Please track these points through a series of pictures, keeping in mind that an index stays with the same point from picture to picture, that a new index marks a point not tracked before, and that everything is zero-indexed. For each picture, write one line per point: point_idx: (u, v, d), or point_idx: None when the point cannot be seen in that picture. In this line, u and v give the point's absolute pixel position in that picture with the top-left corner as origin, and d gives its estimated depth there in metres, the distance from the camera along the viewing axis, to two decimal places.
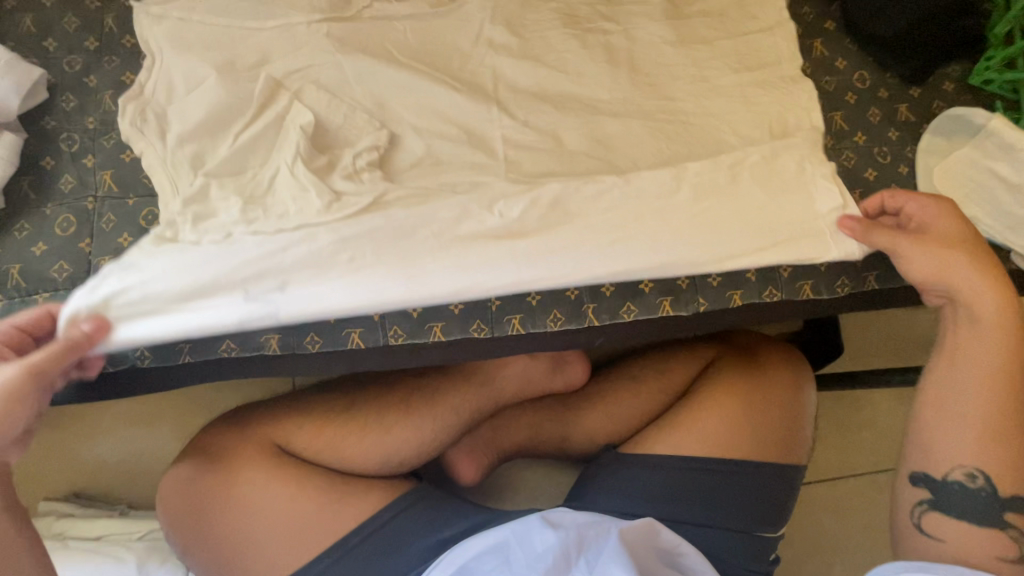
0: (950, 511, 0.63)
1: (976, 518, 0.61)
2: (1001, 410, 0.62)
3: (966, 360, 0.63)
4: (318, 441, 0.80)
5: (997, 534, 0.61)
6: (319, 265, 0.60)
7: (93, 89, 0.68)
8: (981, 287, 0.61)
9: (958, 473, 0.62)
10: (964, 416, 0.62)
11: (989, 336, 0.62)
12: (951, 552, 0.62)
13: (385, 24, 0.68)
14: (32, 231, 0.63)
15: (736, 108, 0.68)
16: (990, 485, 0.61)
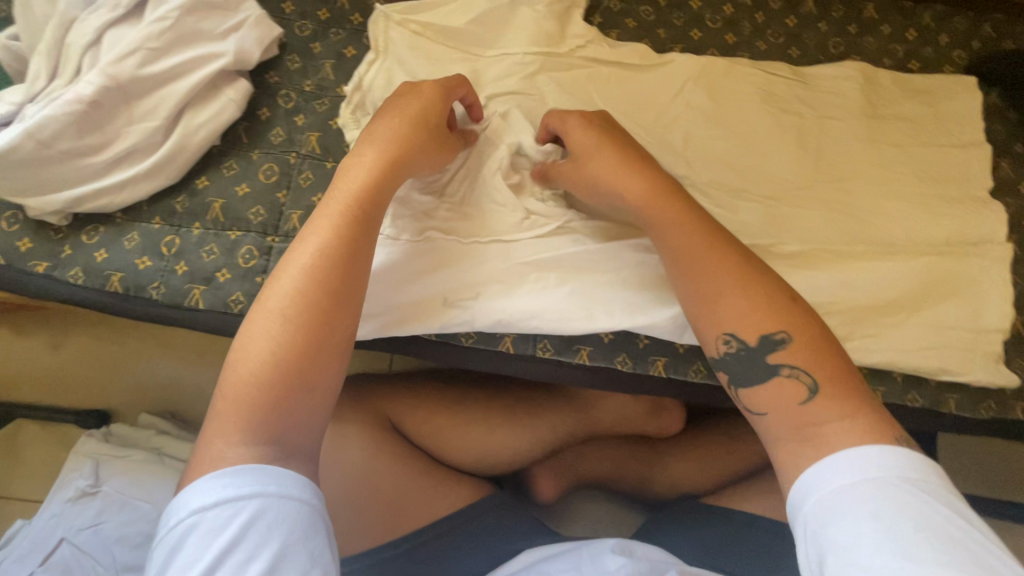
0: (751, 380, 0.51)
1: (765, 372, 0.50)
2: (720, 285, 0.52)
3: (663, 235, 0.56)
4: (427, 425, 0.84)
5: (779, 382, 0.49)
6: (506, 277, 0.63)
7: (316, 56, 0.72)
8: (616, 168, 0.58)
9: (721, 341, 0.52)
10: (719, 292, 0.52)
11: (669, 202, 0.56)
12: (781, 422, 0.48)
13: (593, 67, 0.72)
14: (238, 173, 0.67)
15: (914, 212, 0.69)
16: (746, 337, 0.51)
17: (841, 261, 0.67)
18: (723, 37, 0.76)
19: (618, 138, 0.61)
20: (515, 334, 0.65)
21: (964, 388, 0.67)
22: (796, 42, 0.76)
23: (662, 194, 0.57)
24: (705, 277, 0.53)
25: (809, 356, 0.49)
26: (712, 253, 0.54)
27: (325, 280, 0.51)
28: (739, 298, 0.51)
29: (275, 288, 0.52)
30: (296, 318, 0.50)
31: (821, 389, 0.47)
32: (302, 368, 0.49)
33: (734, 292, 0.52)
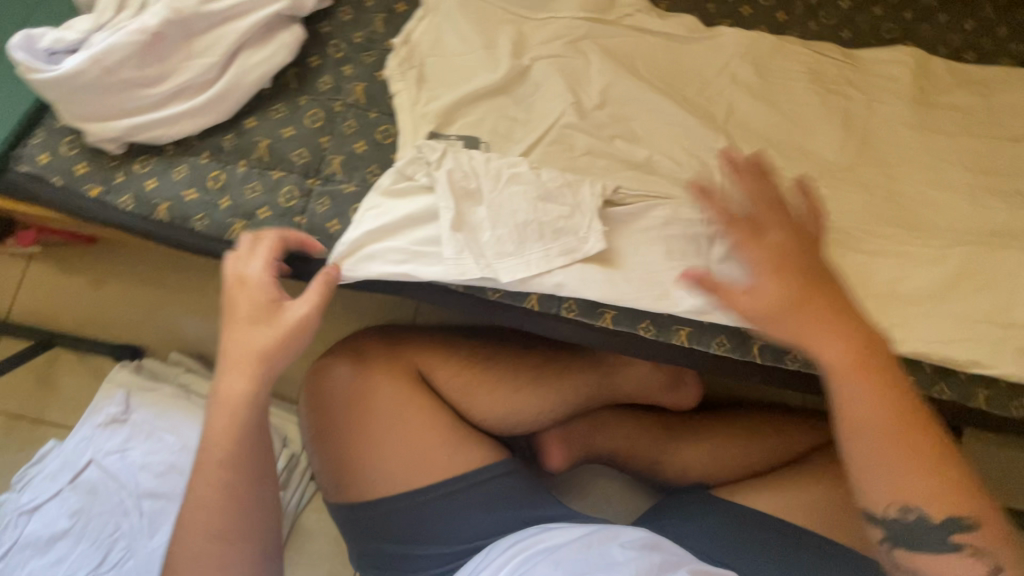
0: (913, 544, 0.58)
1: (942, 543, 0.57)
2: (880, 458, 0.58)
3: (847, 397, 0.59)
4: (451, 381, 0.85)
5: (959, 556, 0.57)
6: (518, 238, 0.64)
7: (368, 9, 0.74)
8: (835, 346, 0.59)
9: (889, 509, 0.58)
10: (872, 471, 0.58)
11: (860, 383, 0.59)
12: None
13: (639, 35, 0.73)
14: (285, 116, 0.70)
15: (951, 204, 0.68)
16: (927, 514, 0.57)
17: (874, 242, 0.67)
18: (774, 14, 0.75)
19: (810, 298, 0.59)
20: (541, 293, 0.65)
21: (995, 382, 0.65)
22: (848, 25, 0.75)
23: (857, 352, 0.59)
24: (882, 454, 0.58)
25: (970, 505, 0.57)
26: (866, 428, 0.58)
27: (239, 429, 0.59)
28: (918, 479, 0.57)
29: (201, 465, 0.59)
30: (218, 510, 0.59)
31: (978, 531, 0.56)
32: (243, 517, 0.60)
33: (924, 476, 0.57)
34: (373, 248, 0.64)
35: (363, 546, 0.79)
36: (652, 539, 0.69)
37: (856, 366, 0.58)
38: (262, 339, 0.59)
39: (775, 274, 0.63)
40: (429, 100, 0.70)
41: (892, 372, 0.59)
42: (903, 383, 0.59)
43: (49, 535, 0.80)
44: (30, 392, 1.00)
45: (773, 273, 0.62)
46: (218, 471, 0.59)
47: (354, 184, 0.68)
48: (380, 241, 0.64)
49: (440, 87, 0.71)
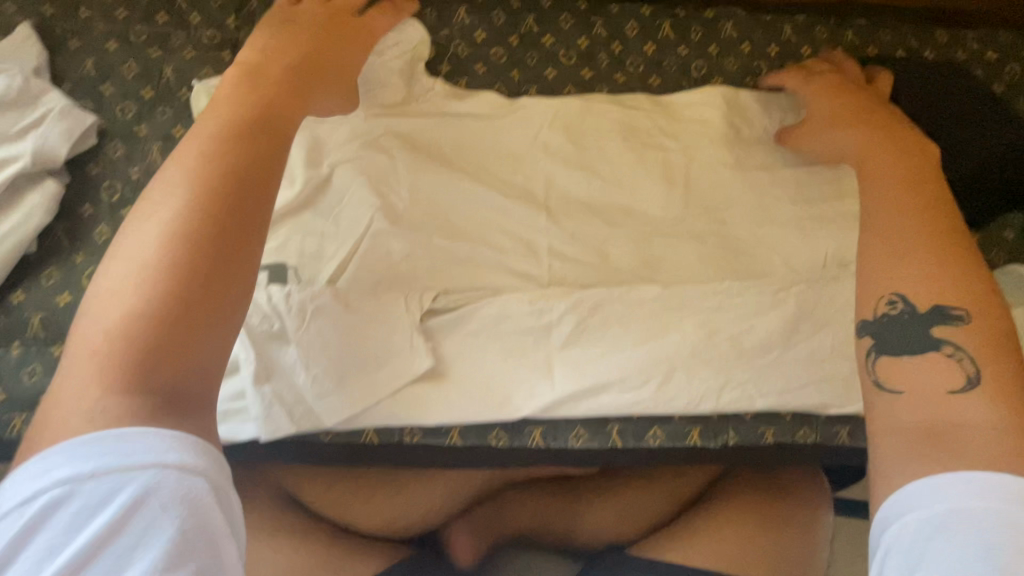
0: (901, 349, 0.47)
1: (926, 342, 0.46)
2: (905, 257, 0.50)
3: (869, 193, 0.55)
4: (333, 503, 0.78)
5: (944, 365, 0.45)
6: (336, 375, 0.58)
7: (143, 140, 0.67)
8: (852, 132, 0.61)
9: (880, 305, 0.49)
10: (882, 234, 0.52)
11: (880, 159, 0.57)
12: (923, 386, 0.45)
13: (441, 119, 0.69)
14: (60, 280, 0.62)
15: (785, 239, 0.66)
16: (914, 303, 0.48)
17: (718, 293, 0.63)
18: (579, 73, 0.72)
19: (856, 104, 0.64)
20: (377, 425, 0.60)
21: (853, 416, 0.64)
22: (657, 69, 0.73)
23: (891, 145, 0.58)
24: (885, 207, 0.53)
25: (980, 339, 0.45)
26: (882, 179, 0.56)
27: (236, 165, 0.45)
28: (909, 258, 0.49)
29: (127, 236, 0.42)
30: (197, 223, 0.41)
31: (982, 377, 0.43)
32: (225, 263, 0.41)
33: (908, 261, 0.49)
34: None
35: None
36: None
37: (879, 140, 0.59)
38: (213, 127, 0.47)
39: (845, 126, 0.63)
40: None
41: (903, 138, 0.59)
42: (912, 137, 0.59)
43: None
44: None
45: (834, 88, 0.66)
46: (198, 179, 0.43)
47: None
48: None
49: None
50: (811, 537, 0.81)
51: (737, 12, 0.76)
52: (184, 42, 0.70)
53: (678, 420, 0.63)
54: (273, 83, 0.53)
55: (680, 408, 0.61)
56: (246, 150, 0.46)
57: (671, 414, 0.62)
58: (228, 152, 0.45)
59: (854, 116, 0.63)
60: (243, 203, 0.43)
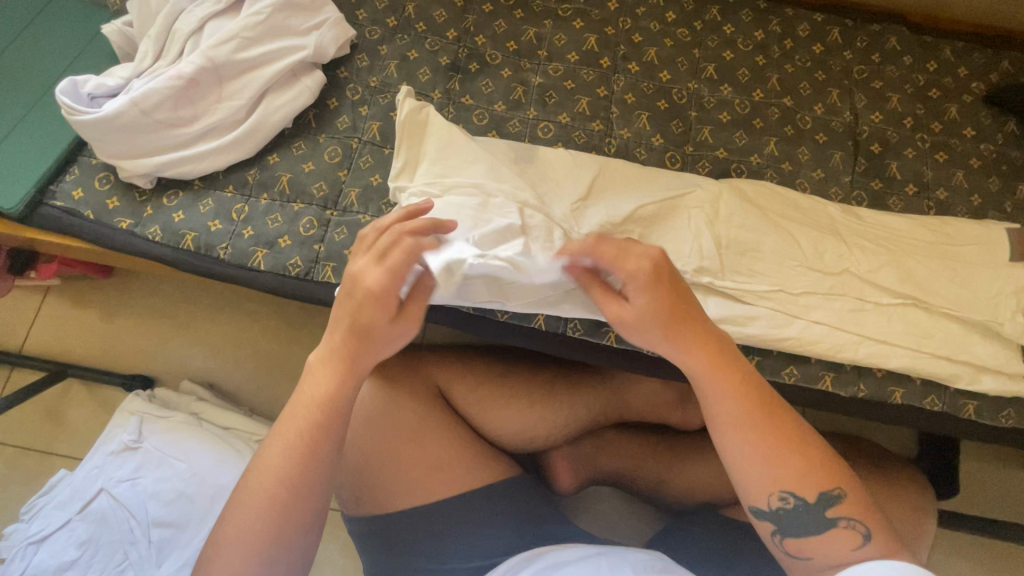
0: (796, 530, 0.55)
1: (820, 525, 0.54)
2: (764, 443, 0.54)
3: (675, 352, 0.57)
4: (466, 398, 0.83)
5: (837, 531, 0.54)
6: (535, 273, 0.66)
7: (383, 57, 0.80)
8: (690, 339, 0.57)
9: (773, 497, 0.55)
10: (777, 455, 0.54)
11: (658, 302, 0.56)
12: (824, 564, 0.54)
13: (628, 82, 0.80)
14: (306, 152, 0.75)
15: (931, 226, 0.72)
16: (841, 497, 0.54)
17: (865, 258, 0.70)
18: (753, 59, 0.82)
19: (659, 285, 0.55)
20: (548, 313, 0.70)
21: (983, 394, 0.68)
22: (822, 67, 0.82)
23: (670, 319, 0.56)
24: (734, 433, 0.55)
25: (859, 509, 0.54)
26: (862, 500, 0.54)
27: (295, 469, 0.53)
28: (792, 457, 0.54)
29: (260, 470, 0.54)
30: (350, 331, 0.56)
31: (875, 537, 0.53)
32: (291, 532, 0.53)
33: (788, 454, 0.54)
34: None
35: (376, 564, 0.77)
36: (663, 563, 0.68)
37: (710, 354, 0.57)
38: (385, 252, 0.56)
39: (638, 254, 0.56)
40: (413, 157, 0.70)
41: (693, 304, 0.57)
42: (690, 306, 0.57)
43: (56, 566, 0.79)
44: (39, 426, 1.00)
45: (648, 283, 0.55)
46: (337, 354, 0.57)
47: (370, 215, 0.72)
48: None
49: (432, 141, 0.70)
50: (921, 536, 0.79)
51: (901, 29, 0.85)
52: None
53: (813, 363, 0.69)
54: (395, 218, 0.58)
55: (818, 352, 0.68)
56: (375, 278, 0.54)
57: (809, 356, 0.69)
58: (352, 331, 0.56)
59: (656, 276, 0.55)
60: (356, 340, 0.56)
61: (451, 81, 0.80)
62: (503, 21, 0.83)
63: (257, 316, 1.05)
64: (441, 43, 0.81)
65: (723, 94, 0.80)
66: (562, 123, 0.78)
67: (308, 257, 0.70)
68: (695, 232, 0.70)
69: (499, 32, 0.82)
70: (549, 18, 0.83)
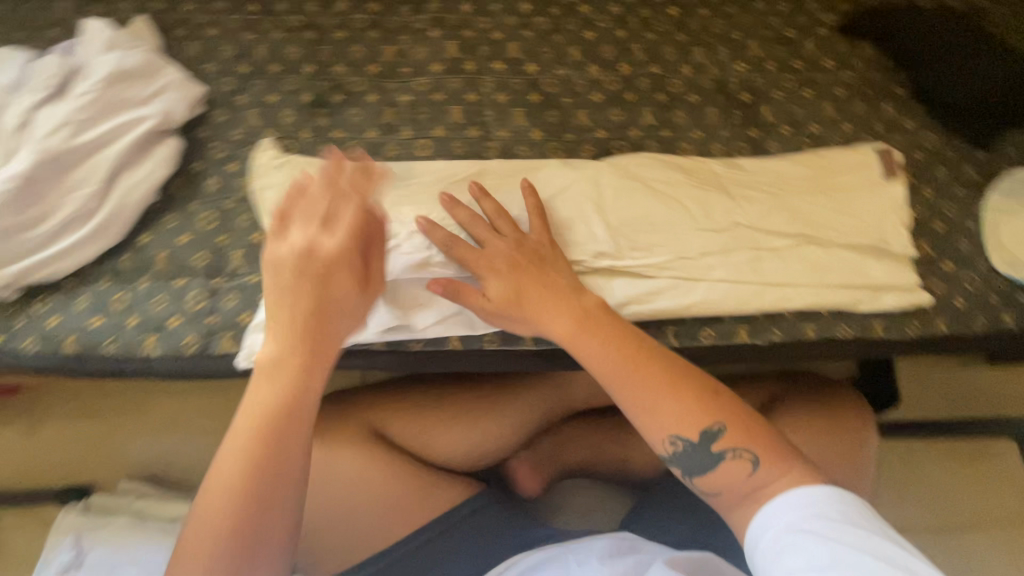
0: (700, 469, 0.55)
1: (713, 461, 0.55)
2: (639, 382, 0.57)
3: (541, 318, 0.62)
4: (408, 432, 0.81)
5: (727, 466, 0.54)
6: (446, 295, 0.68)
7: (242, 107, 0.77)
8: (551, 299, 0.63)
9: (666, 444, 0.56)
10: (655, 391, 0.56)
11: (562, 313, 0.62)
12: (735, 493, 0.54)
13: (496, 82, 0.79)
14: (178, 223, 0.71)
15: (808, 162, 0.74)
16: (721, 431, 0.54)
17: (753, 208, 0.71)
18: (614, 34, 0.82)
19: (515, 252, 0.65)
20: (460, 333, 0.69)
21: (886, 312, 0.71)
22: (682, 29, 0.83)
23: (536, 273, 0.64)
24: (633, 394, 0.57)
25: (743, 435, 0.55)
26: (742, 429, 0.55)
27: (249, 453, 0.52)
28: (670, 397, 0.56)
29: (219, 464, 0.52)
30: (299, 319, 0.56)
31: (761, 462, 0.53)
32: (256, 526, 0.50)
33: (666, 396, 0.56)
34: None
35: None
36: (619, 538, 0.71)
37: (580, 308, 0.62)
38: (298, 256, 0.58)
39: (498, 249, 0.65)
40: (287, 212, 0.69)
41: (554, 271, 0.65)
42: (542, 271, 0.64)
43: None
44: None
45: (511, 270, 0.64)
46: (281, 338, 0.56)
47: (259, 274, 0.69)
48: None
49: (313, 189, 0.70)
50: (865, 452, 0.82)
51: None
52: (273, 26, 0.81)
53: (727, 320, 0.70)
54: (320, 199, 0.60)
55: (727, 311, 0.69)
56: (302, 265, 0.58)
57: (720, 315, 0.70)
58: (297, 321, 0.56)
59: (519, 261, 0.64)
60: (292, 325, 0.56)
61: (317, 118, 0.77)
62: (359, 45, 0.81)
63: (185, 395, 1.00)
64: (300, 81, 0.79)
65: (592, 75, 0.80)
66: (438, 136, 0.76)
67: (203, 332, 0.67)
68: (588, 218, 0.70)
69: (357, 58, 0.80)
70: (405, 33, 0.81)
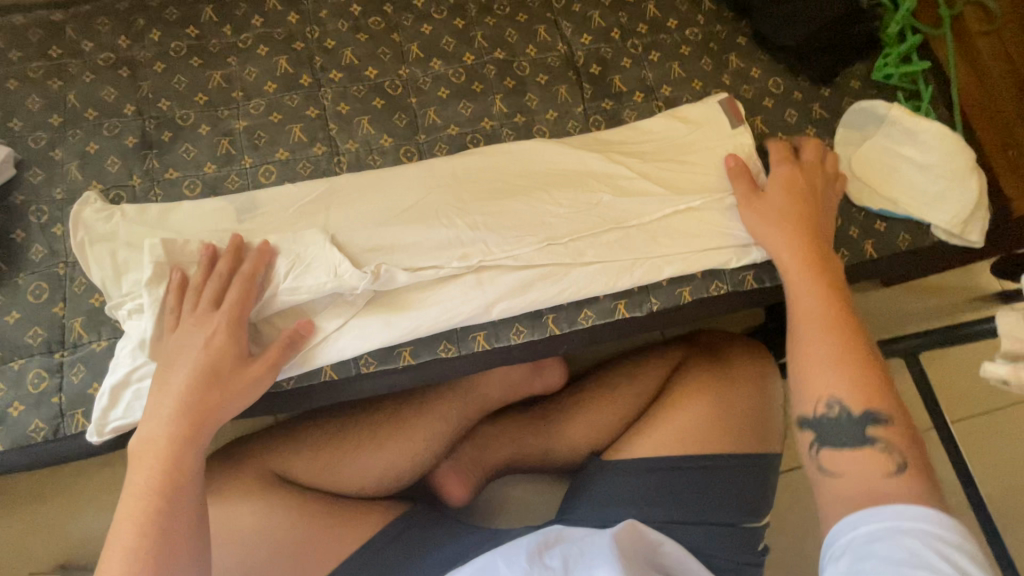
0: (836, 444, 0.56)
1: (855, 441, 0.55)
2: (845, 346, 0.59)
3: (773, 247, 0.66)
4: (312, 469, 0.79)
5: (869, 451, 0.55)
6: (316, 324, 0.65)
7: (60, 162, 0.71)
8: (784, 237, 0.66)
9: (818, 405, 0.58)
10: (827, 355, 0.58)
11: (805, 274, 0.64)
12: (851, 484, 0.54)
13: (336, 92, 0.75)
14: (5, 301, 0.65)
15: (661, 127, 0.74)
16: (847, 409, 0.56)
17: (611, 181, 0.71)
18: (453, 24, 0.80)
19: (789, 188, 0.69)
20: (332, 361, 0.66)
21: (755, 263, 0.72)
22: (522, 9, 0.81)
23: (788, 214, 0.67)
24: (819, 346, 0.59)
25: (898, 435, 0.55)
26: (900, 420, 0.56)
27: (150, 516, 0.54)
28: (824, 351, 0.59)
29: (120, 528, 0.54)
30: (201, 373, 0.58)
31: (908, 466, 0.53)
32: None
33: (853, 357, 0.58)
34: (130, 394, 0.61)
35: None
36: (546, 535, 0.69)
37: (806, 249, 0.65)
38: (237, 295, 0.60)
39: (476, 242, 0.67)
40: (121, 268, 0.64)
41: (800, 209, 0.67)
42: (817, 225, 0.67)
43: None
44: None
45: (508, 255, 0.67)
46: (187, 393, 0.58)
47: (105, 339, 0.65)
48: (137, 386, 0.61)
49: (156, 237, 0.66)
50: (770, 397, 0.84)
51: None
52: (82, 68, 0.74)
53: (604, 298, 0.70)
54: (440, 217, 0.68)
55: (600, 290, 0.69)
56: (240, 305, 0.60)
57: (595, 295, 0.69)
58: (200, 378, 0.58)
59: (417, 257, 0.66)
60: (215, 371, 0.58)
61: (147, 160, 0.71)
62: (182, 75, 0.75)
63: (83, 473, 0.93)
64: (122, 123, 0.73)
65: (437, 69, 0.77)
66: (283, 159, 0.72)
67: (51, 414, 0.62)
68: (447, 219, 0.68)
69: (182, 88, 0.75)
70: (232, 55, 0.76)
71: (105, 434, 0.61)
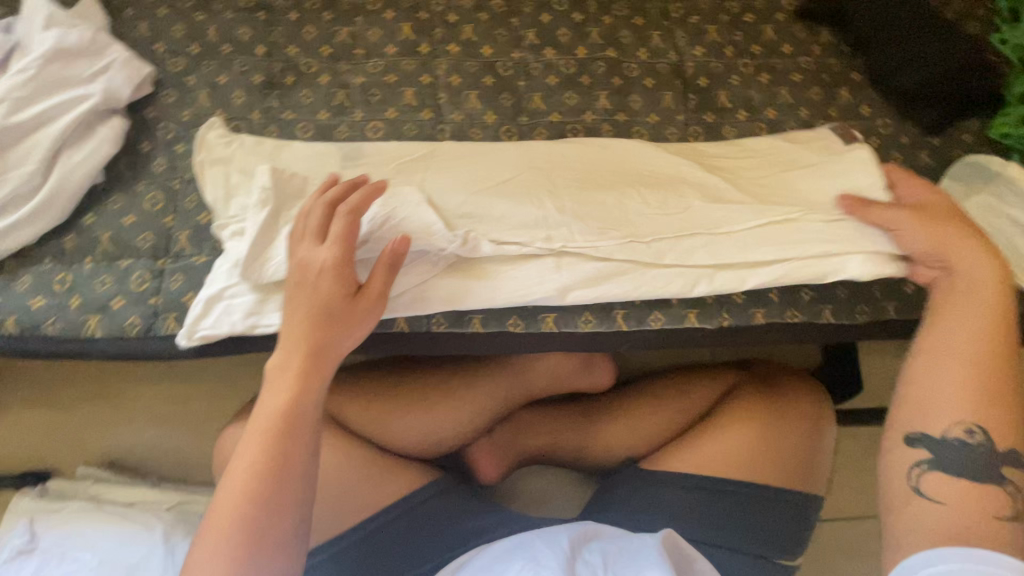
0: (954, 471, 0.59)
1: (976, 478, 0.58)
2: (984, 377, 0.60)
3: (963, 258, 0.62)
4: (361, 417, 0.82)
5: (988, 491, 0.58)
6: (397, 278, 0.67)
7: (192, 88, 0.76)
8: (978, 253, 0.62)
9: (955, 429, 0.59)
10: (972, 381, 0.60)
11: (976, 297, 0.62)
12: (953, 516, 0.57)
13: (450, 64, 0.79)
14: (124, 204, 0.71)
15: (760, 148, 0.74)
16: (985, 443, 0.59)
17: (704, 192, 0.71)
18: (571, 17, 0.82)
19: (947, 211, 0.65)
20: (407, 315, 0.69)
21: (835, 297, 0.71)
22: (639, 13, 0.83)
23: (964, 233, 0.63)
24: (963, 373, 0.60)
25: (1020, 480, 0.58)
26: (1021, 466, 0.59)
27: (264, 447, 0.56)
28: (972, 382, 0.60)
29: (240, 453, 0.56)
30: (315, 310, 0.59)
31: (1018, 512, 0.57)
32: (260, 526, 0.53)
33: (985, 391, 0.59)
34: (219, 309, 0.65)
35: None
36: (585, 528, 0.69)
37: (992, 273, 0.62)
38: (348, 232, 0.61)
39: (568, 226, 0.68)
40: (233, 191, 0.68)
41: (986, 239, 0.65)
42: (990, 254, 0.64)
43: None
44: None
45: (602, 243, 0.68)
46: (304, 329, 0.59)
47: (205, 255, 0.69)
48: (227, 303, 0.65)
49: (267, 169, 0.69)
50: (820, 438, 0.82)
51: None
52: (224, 6, 0.80)
53: (677, 304, 0.71)
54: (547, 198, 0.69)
55: (677, 293, 0.68)
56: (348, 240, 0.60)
57: (668, 299, 0.70)
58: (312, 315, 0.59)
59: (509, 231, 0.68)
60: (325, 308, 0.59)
61: (268, 99, 0.76)
62: (312, 26, 0.80)
63: (144, 381, 0.99)
64: (251, 62, 0.78)
65: (548, 58, 0.80)
66: (391, 118, 0.76)
67: (147, 313, 0.67)
68: (539, 199, 0.69)
69: (310, 38, 0.79)
70: (360, 15, 0.81)
71: (192, 341, 0.65)
